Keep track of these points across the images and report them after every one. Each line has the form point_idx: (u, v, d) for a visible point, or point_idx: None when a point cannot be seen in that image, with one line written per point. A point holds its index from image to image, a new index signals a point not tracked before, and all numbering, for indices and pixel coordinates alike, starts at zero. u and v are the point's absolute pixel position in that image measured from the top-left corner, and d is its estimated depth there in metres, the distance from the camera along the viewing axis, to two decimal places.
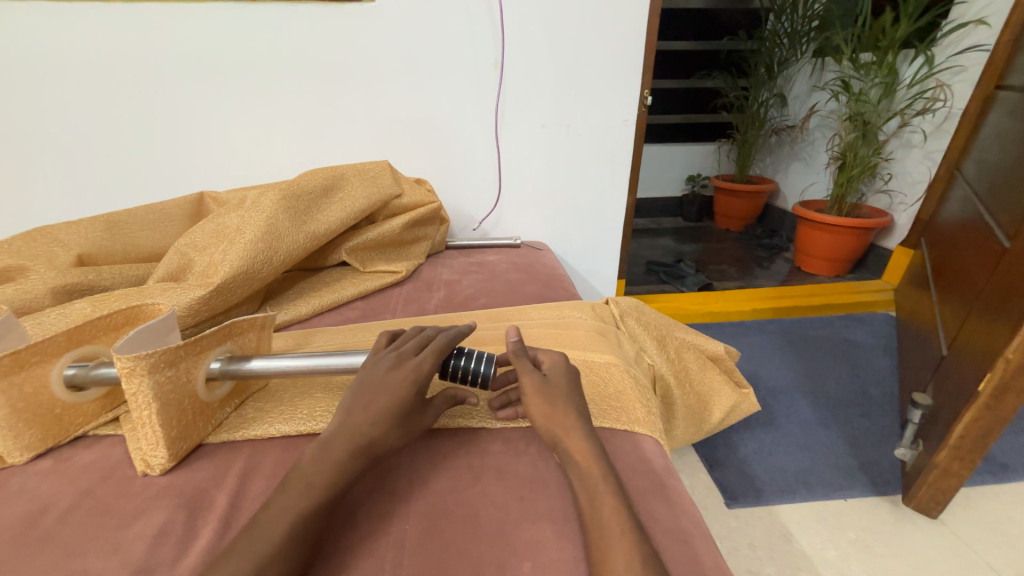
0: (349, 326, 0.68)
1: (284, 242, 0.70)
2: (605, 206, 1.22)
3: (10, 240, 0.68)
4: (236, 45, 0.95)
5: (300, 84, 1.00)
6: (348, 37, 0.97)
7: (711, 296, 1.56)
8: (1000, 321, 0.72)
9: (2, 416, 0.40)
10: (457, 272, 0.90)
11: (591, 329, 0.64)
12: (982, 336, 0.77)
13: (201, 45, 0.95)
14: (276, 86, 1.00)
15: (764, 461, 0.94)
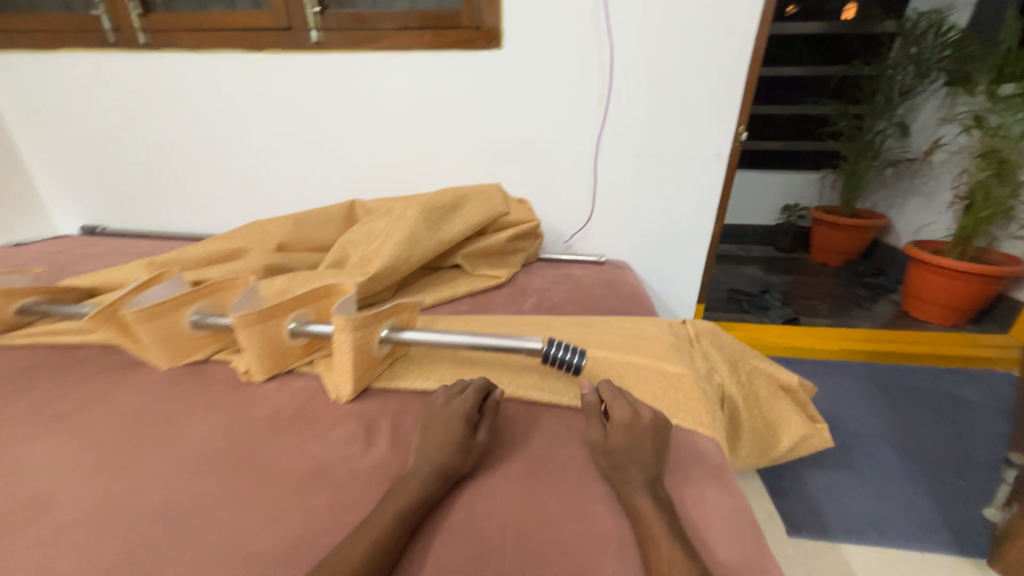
0: (461, 317, 0.85)
1: (419, 247, 0.89)
2: (689, 233, 1.28)
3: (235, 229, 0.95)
4: (388, 85, 1.18)
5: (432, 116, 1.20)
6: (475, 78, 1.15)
7: (796, 331, 1.52)
8: None
9: (256, 347, 0.61)
10: (548, 282, 1.03)
11: (667, 343, 0.74)
12: None
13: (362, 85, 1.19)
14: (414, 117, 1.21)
15: (833, 500, 0.94)
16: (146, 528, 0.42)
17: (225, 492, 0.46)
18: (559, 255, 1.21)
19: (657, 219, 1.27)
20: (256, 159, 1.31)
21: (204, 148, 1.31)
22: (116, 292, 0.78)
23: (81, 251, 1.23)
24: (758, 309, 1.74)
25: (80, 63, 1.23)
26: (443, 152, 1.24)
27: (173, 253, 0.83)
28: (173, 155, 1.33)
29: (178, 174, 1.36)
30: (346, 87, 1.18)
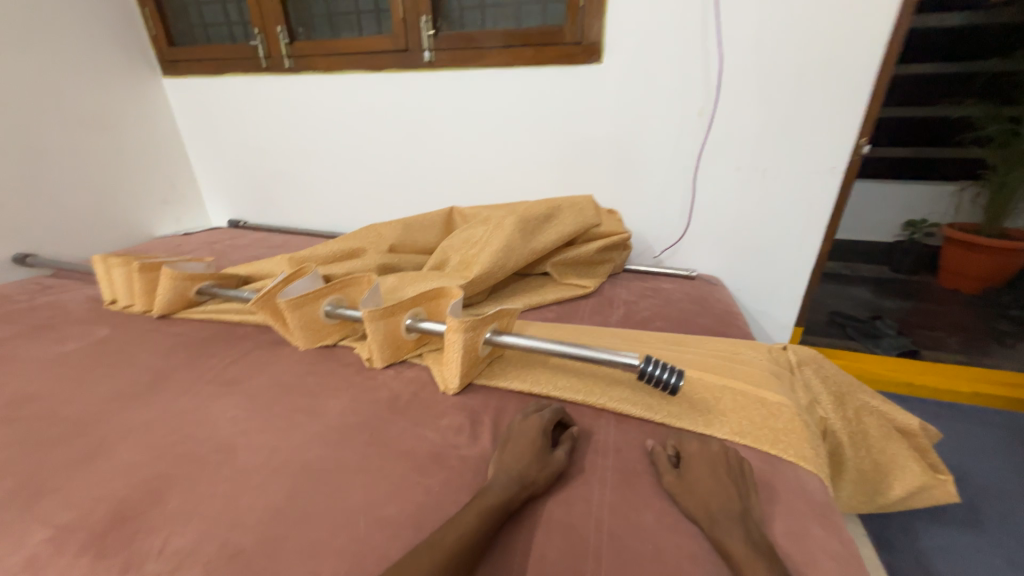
0: (551, 324, 0.89)
1: (514, 254, 0.95)
2: (792, 251, 1.20)
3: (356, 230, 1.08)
4: (491, 101, 1.26)
5: (530, 129, 1.26)
6: (575, 93, 1.19)
7: (915, 366, 1.35)
8: None
9: (379, 338, 0.70)
10: (636, 294, 1.04)
11: (765, 370, 0.71)
12: None
13: (467, 99, 1.27)
14: (513, 130, 1.28)
15: (954, 561, 0.83)
16: (303, 481, 0.52)
17: (360, 461, 0.55)
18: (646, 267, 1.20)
19: (755, 235, 1.21)
20: (369, 167, 1.48)
21: (329, 156, 1.50)
22: (266, 280, 0.94)
23: (232, 242, 1.47)
24: (868, 337, 1.57)
25: (241, 85, 1.48)
26: (538, 162, 1.30)
27: (309, 250, 0.98)
28: (304, 163, 1.54)
29: (307, 178, 1.57)
30: (452, 103, 1.29)
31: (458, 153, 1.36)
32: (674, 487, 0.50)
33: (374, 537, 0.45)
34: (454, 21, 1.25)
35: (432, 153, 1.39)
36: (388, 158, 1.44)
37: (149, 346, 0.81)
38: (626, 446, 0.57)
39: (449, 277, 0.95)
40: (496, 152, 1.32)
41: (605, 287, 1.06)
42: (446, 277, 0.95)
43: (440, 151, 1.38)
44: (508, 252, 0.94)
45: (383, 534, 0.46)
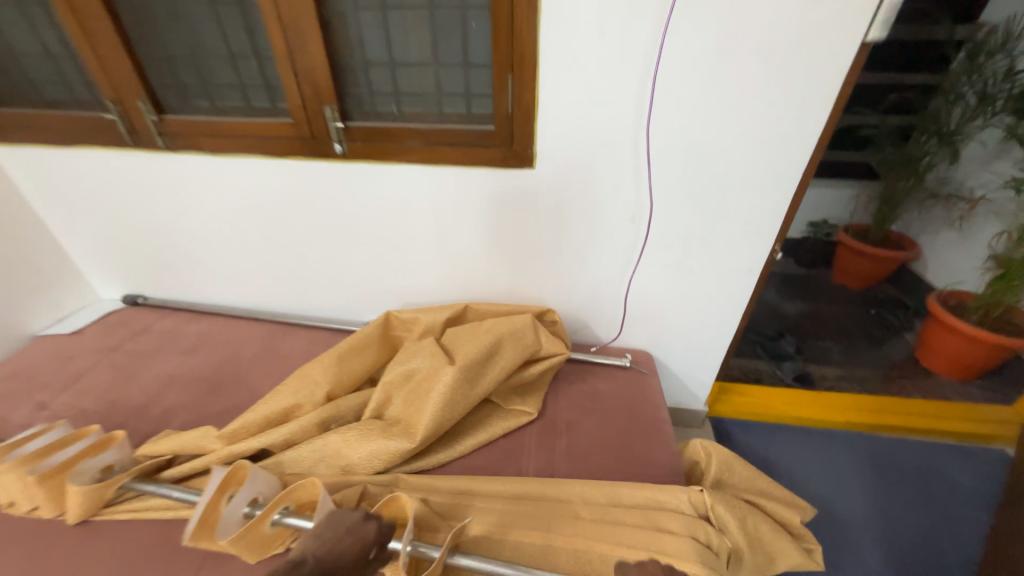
0: (498, 475, 0.94)
1: (459, 406, 0.96)
2: (711, 330, 1.32)
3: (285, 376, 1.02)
4: (420, 196, 1.17)
5: (465, 223, 1.20)
6: (510, 192, 1.14)
7: (804, 397, 1.61)
8: None
9: None
10: (575, 408, 1.11)
11: (683, 530, 0.84)
12: None
13: (393, 192, 1.17)
14: (448, 223, 1.21)
15: None
16: None
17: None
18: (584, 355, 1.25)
19: (681, 317, 1.30)
20: (286, 250, 1.33)
21: (235, 238, 1.32)
22: (196, 464, 0.88)
23: (136, 346, 1.31)
24: (772, 359, 1.80)
25: (108, 163, 1.22)
26: (475, 253, 1.26)
27: (239, 420, 0.92)
28: (208, 243, 1.36)
29: (214, 258, 1.40)
30: (377, 195, 1.18)
31: (388, 241, 1.27)
32: None
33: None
34: (365, 107, 1.08)
35: (359, 239, 1.28)
36: (309, 241, 1.30)
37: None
38: None
39: (394, 434, 0.95)
40: (430, 242, 1.25)
41: (546, 401, 1.12)
42: (392, 433, 0.95)
43: (368, 238, 1.27)
44: (450, 405, 0.95)
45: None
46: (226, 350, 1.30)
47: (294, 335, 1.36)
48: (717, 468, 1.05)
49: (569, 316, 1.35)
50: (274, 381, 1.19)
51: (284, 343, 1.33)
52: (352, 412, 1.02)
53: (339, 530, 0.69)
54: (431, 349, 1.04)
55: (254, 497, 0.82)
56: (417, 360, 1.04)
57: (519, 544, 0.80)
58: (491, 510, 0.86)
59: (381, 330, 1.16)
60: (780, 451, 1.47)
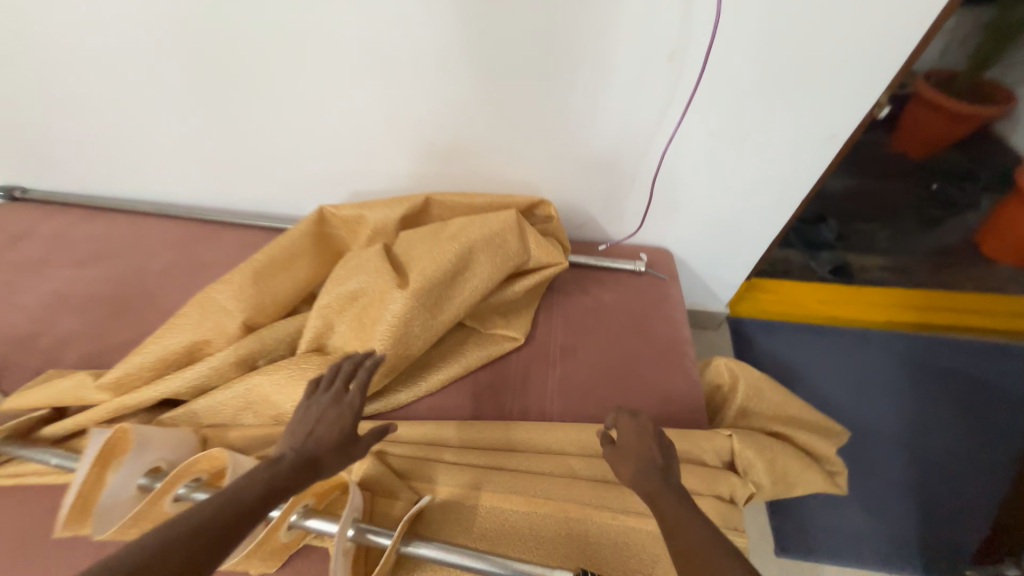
0: (473, 420, 0.75)
1: (417, 338, 0.73)
2: (752, 222, 1.01)
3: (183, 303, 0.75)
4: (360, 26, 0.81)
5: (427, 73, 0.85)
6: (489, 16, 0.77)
7: (838, 294, 1.39)
8: None
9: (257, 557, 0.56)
10: (572, 328, 0.87)
11: (702, 488, 0.67)
12: None
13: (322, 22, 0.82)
14: (404, 71, 0.86)
15: (825, 518, 1.01)
16: None
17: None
18: (586, 257, 0.98)
19: (716, 206, 0.99)
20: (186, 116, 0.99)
21: (126, 100, 0.99)
22: (80, 420, 0.68)
23: (16, 256, 1.02)
24: (809, 248, 1.51)
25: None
26: (439, 117, 0.92)
27: (124, 364, 0.69)
28: (84, 110, 1.01)
29: (99, 133, 1.05)
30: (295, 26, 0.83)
31: (325, 104, 0.93)
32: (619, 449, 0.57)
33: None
34: None
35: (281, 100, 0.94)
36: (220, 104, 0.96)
37: None
38: None
39: None
40: (382, 103, 0.91)
41: (535, 322, 0.88)
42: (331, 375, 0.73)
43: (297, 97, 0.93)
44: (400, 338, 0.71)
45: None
46: (130, 259, 1.02)
47: (218, 237, 1.07)
48: (743, 396, 0.87)
49: (568, 207, 1.04)
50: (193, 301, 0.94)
51: (203, 248, 1.04)
52: (282, 347, 0.78)
53: (314, 415, 0.54)
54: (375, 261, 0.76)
55: (154, 465, 0.63)
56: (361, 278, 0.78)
57: (498, 510, 0.64)
58: (464, 466, 0.68)
59: (314, 234, 0.87)
60: (804, 356, 1.29)
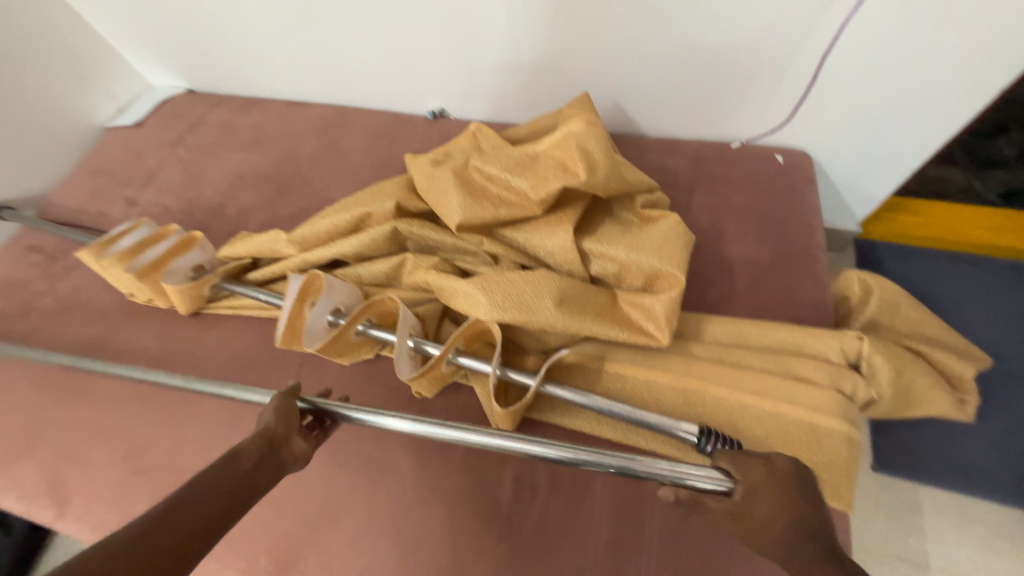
0: (622, 237, 0.73)
1: (543, 235, 0.73)
2: (915, 119, 0.88)
3: (356, 191, 0.88)
4: None
5: None
6: None
7: (1006, 220, 1.20)
8: None
9: (428, 381, 0.68)
10: (690, 218, 0.87)
11: (826, 380, 0.67)
12: None
13: None
14: None
15: (939, 446, 0.96)
16: (405, 522, 0.65)
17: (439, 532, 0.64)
18: (506, 436, 0.54)
19: (878, 97, 0.87)
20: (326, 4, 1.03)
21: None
22: (276, 269, 0.83)
23: (196, 140, 1.20)
24: (978, 167, 1.28)
25: None
26: None
27: (309, 227, 0.83)
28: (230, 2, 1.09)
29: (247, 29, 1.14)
30: None
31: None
32: (747, 303, 0.77)
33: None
34: None
35: None
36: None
37: (203, 371, 0.81)
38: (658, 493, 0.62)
39: (499, 211, 0.74)
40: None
41: None
42: (497, 208, 0.74)
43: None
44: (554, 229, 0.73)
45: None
46: (284, 145, 1.14)
47: (352, 128, 1.15)
48: (875, 308, 0.82)
49: (700, 98, 0.95)
50: (339, 181, 1.04)
51: (339, 137, 1.14)
52: (386, 254, 0.84)
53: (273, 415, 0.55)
54: (466, 182, 0.76)
55: (337, 306, 0.76)
56: (465, 181, 0.76)
57: (621, 377, 0.69)
58: (585, 339, 0.73)
59: (422, 179, 0.81)
60: (949, 286, 1.15)
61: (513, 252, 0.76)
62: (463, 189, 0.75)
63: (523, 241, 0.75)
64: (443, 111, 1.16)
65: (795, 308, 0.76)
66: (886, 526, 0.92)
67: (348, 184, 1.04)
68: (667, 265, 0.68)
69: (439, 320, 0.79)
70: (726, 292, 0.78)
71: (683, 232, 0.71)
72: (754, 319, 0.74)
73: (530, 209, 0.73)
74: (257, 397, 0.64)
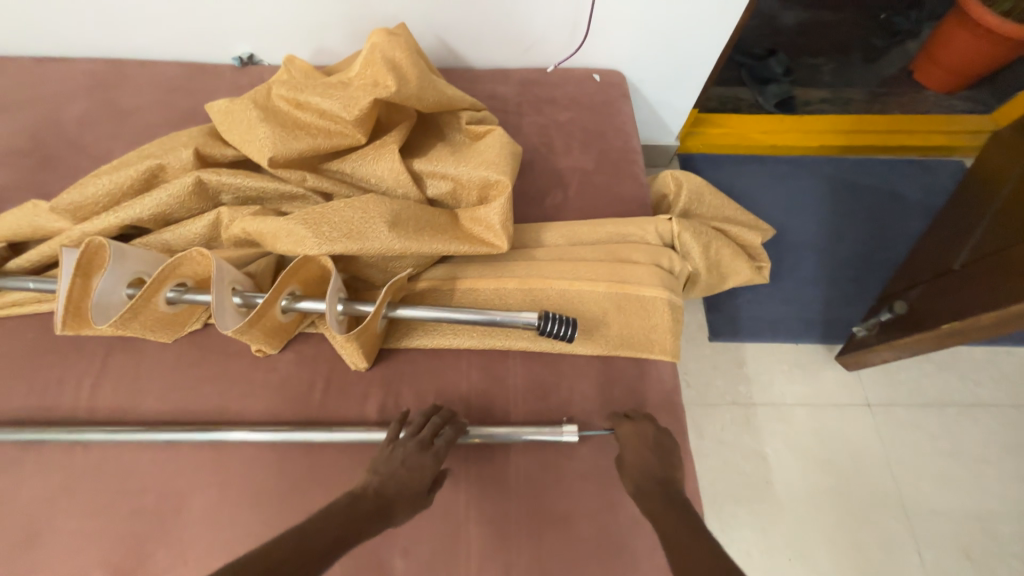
0: (452, 154, 0.73)
1: (370, 161, 0.70)
2: (693, 30, 1.01)
3: (142, 145, 0.73)
4: None
5: None
6: None
7: (780, 125, 1.47)
8: (995, 282, 0.80)
9: (263, 332, 0.62)
10: (524, 139, 0.90)
11: (646, 258, 0.77)
12: (973, 286, 0.85)
13: None
14: None
15: (751, 311, 1.18)
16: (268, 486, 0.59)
17: (305, 480, 0.60)
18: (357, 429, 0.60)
19: (663, 12, 0.98)
20: None
21: None
22: (44, 250, 0.67)
23: None
24: (757, 83, 1.53)
25: None
26: None
27: (81, 192, 0.68)
28: None
29: None
30: None
31: None
32: (581, 206, 0.83)
33: (364, 544, 0.58)
34: None
35: None
36: None
37: None
38: (516, 387, 0.66)
39: (315, 142, 0.69)
40: None
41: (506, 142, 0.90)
42: (313, 139, 0.69)
43: None
44: (380, 153, 0.70)
45: (361, 538, 0.59)
46: (39, 110, 0.91)
47: (133, 82, 0.96)
48: (685, 199, 0.96)
49: (518, 23, 0.97)
50: (127, 145, 0.87)
51: (117, 93, 0.94)
52: (196, 212, 0.73)
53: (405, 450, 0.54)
54: (273, 116, 0.69)
55: (136, 276, 0.64)
56: (273, 114, 0.70)
57: (471, 291, 0.72)
58: (435, 263, 0.74)
59: (223, 120, 0.72)
60: (748, 183, 1.38)
61: (344, 184, 0.71)
62: (272, 121, 0.69)
63: (351, 172, 0.71)
64: (252, 57, 1.03)
65: (620, 205, 0.85)
66: (722, 381, 1.11)
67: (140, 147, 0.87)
68: (493, 173, 0.70)
69: (275, 274, 0.72)
70: (561, 200, 0.84)
71: (509, 142, 0.74)
72: (587, 219, 0.81)
73: (350, 133, 0.69)
74: (118, 436, 0.59)
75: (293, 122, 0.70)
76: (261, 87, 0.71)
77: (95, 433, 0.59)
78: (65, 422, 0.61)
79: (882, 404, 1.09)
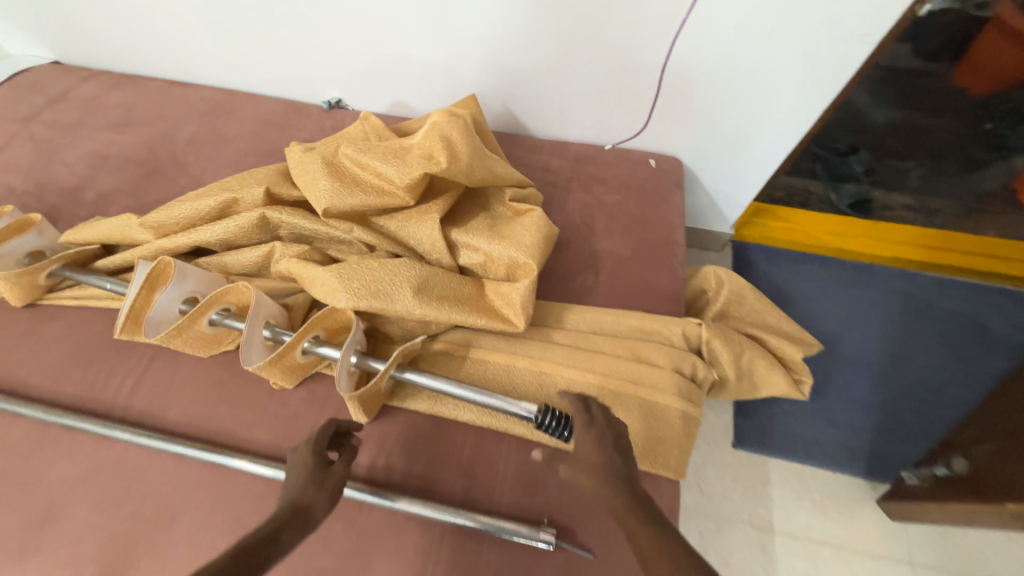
0: (490, 228, 0.76)
1: (413, 225, 0.75)
2: (760, 130, 0.99)
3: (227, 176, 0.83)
4: None
5: None
6: None
7: (851, 227, 1.38)
8: None
9: (282, 370, 0.67)
10: (567, 216, 0.92)
11: (667, 362, 0.74)
12: None
13: None
14: None
15: (786, 424, 1.09)
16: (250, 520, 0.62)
17: None
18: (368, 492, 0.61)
19: (730, 109, 0.97)
20: None
21: None
22: (127, 256, 0.77)
23: (54, 116, 1.08)
24: (833, 179, 1.46)
25: None
26: None
27: (167, 213, 0.77)
28: None
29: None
30: None
31: None
32: (610, 294, 0.83)
33: None
34: None
35: None
36: None
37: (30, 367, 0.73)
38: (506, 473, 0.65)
39: (367, 200, 0.74)
40: None
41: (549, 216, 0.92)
42: (366, 197, 0.74)
43: None
44: (423, 219, 0.74)
45: None
46: (159, 127, 1.06)
47: (238, 112, 1.10)
48: (724, 299, 0.92)
49: (582, 103, 1.01)
50: (218, 168, 0.99)
51: (222, 121, 1.08)
52: (256, 243, 0.81)
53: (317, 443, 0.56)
54: (337, 172, 0.76)
55: (191, 295, 0.71)
56: (338, 170, 0.77)
57: (481, 364, 0.73)
58: (455, 328, 0.76)
59: (296, 166, 0.80)
60: (805, 284, 1.30)
61: (385, 240, 0.76)
62: (334, 176, 0.75)
63: (394, 231, 0.76)
64: (339, 102, 1.14)
65: (651, 299, 0.83)
66: (739, 496, 1.02)
67: (228, 171, 0.99)
68: (524, 254, 0.72)
69: (309, 311, 0.77)
70: (591, 284, 0.83)
71: (546, 224, 0.75)
72: (614, 309, 0.80)
73: (400, 197, 0.73)
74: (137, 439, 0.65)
75: (351, 180, 0.76)
76: (333, 144, 0.79)
77: (121, 433, 0.65)
78: (102, 416, 0.69)
79: (927, 568, 0.94)
